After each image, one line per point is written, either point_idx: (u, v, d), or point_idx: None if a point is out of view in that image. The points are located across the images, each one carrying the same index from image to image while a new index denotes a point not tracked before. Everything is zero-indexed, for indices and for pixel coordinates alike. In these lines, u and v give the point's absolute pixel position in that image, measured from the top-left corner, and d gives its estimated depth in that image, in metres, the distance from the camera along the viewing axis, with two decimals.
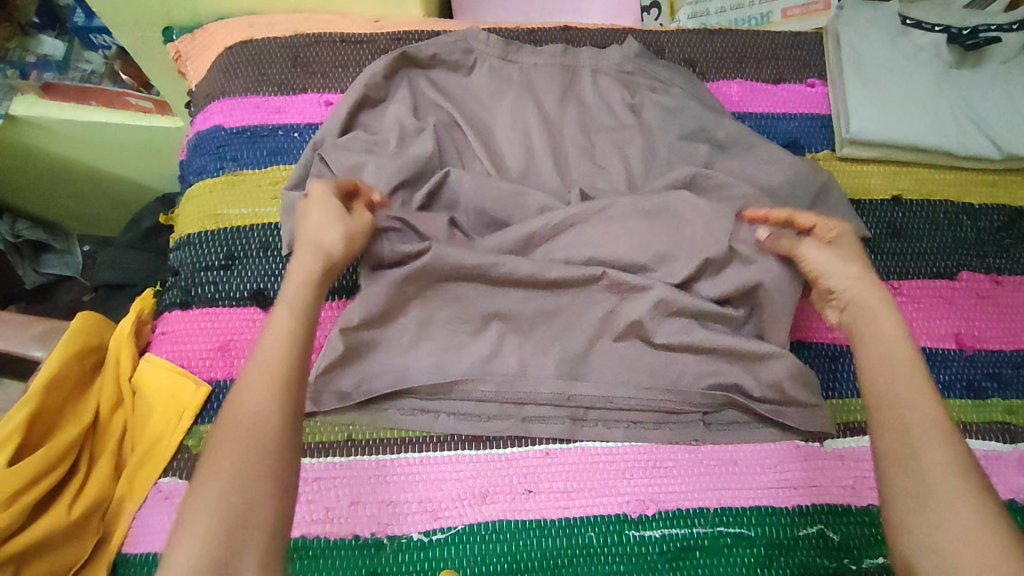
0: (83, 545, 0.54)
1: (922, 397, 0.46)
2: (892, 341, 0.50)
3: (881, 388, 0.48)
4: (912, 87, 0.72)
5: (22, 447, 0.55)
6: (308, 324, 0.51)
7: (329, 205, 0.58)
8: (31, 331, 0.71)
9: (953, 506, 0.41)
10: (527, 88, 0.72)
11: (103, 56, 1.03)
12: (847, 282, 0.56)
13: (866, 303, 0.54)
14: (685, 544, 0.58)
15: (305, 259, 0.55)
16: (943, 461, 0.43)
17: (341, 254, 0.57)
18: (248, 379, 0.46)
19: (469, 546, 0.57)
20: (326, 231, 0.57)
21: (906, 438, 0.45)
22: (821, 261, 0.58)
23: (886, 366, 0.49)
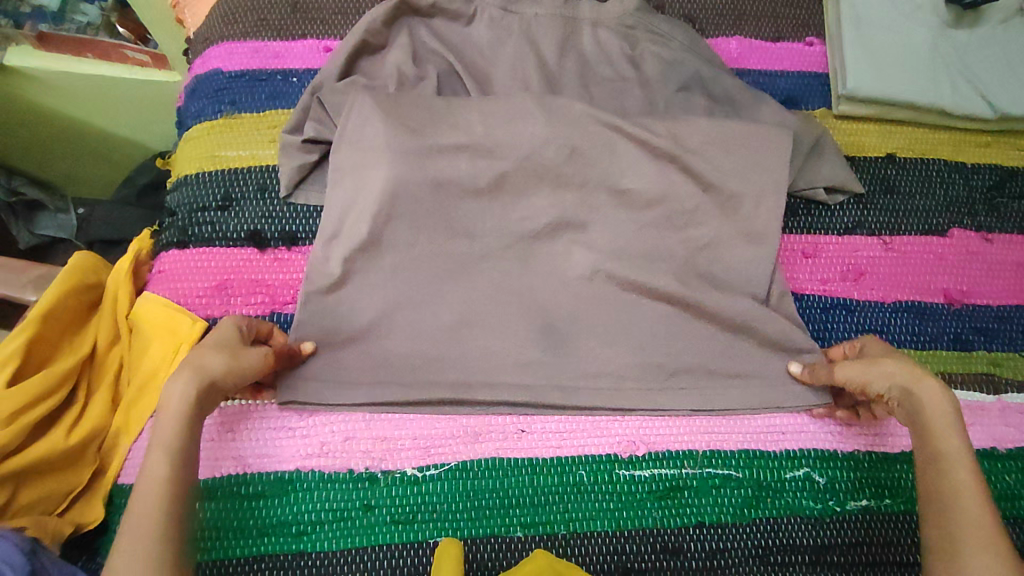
0: (80, 473, 0.55)
1: (982, 528, 0.46)
2: (951, 445, 0.50)
3: (937, 492, 0.49)
4: (909, 46, 0.73)
5: (19, 372, 0.55)
6: (188, 465, 0.47)
7: (227, 339, 0.53)
8: (28, 275, 0.72)
9: None
10: (526, 39, 0.72)
11: (98, 8, 1.02)
12: (889, 376, 0.54)
13: (933, 398, 0.53)
14: (674, 484, 0.59)
15: (184, 389, 0.49)
16: (994, 573, 0.44)
17: (222, 380, 0.51)
18: (122, 541, 0.43)
19: (462, 482, 0.58)
20: (211, 353, 0.51)
21: (956, 545, 0.46)
22: (858, 372, 0.56)
23: (952, 487, 0.49)
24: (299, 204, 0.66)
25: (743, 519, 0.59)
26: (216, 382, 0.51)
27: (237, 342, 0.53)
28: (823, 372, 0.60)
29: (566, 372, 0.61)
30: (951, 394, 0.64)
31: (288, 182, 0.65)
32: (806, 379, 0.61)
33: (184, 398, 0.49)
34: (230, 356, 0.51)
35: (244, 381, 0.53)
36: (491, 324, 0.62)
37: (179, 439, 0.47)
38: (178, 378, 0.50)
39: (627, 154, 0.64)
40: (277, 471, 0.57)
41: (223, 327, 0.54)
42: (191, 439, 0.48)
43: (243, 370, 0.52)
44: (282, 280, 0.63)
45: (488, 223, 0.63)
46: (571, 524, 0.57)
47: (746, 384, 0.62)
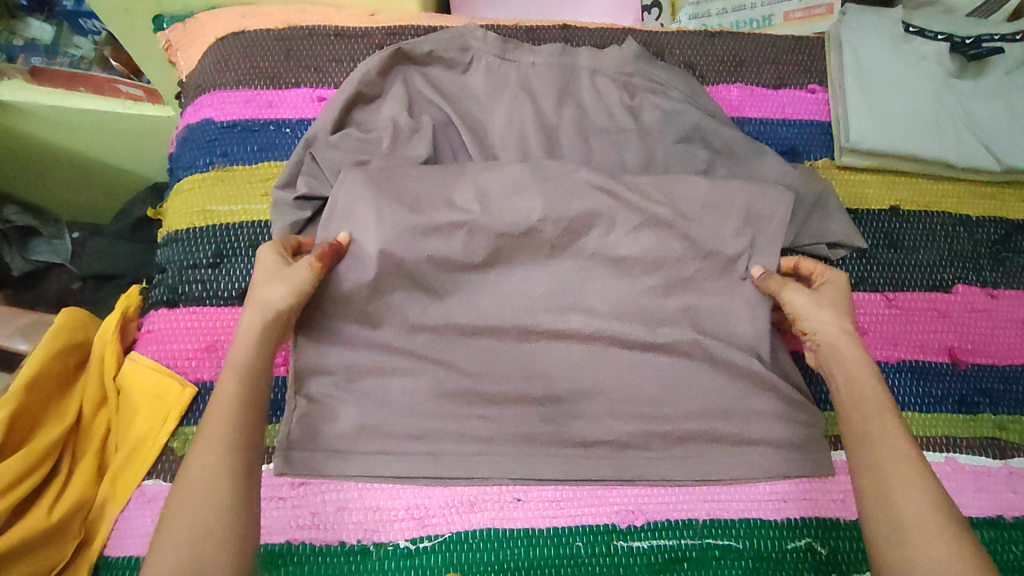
0: (66, 547, 0.53)
1: (909, 460, 0.49)
2: (868, 385, 0.53)
3: (859, 428, 0.52)
4: (914, 96, 0.71)
5: (3, 446, 0.55)
6: (257, 377, 0.52)
7: (273, 265, 0.57)
8: (16, 323, 0.70)
9: (931, 543, 0.44)
10: (523, 88, 0.70)
11: (92, 42, 0.99)
12: (822, 325, 0.58)
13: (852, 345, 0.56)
14: (673, 556, 0.58)
15: (249, 322, 0.54)
16: (921, 503, 0.46)
17: (286, 309, 0.55)
18: (198, 443, 0.47)
19: (456, 555, 0.57)
20: (267, 287, 0.55)
21: (884, 479, 0.48)
22: (803, 306, 0.59)
23: (871, 424, 0.51)
24: None
25: None
26: (277, 312, 0.55)
27: (281, 264, 0.57)
28: (772, 283, 0.61)
29: (559, 436, 0.60)
30: (956, 459, 0.62)
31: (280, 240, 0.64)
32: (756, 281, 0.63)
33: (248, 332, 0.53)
34: (280, 283, 0.55)
35: (306, 294, 0.56)
36: (487, 384, 0.61)
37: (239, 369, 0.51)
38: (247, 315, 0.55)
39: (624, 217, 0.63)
40: (266, 543, 0.56)
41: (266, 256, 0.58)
42: (262, 356, 0.53)
43: (296, 290, 0.56)
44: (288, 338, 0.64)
45: (485, 286, 0.63)
46: None
47: (748, 450, 0.61)
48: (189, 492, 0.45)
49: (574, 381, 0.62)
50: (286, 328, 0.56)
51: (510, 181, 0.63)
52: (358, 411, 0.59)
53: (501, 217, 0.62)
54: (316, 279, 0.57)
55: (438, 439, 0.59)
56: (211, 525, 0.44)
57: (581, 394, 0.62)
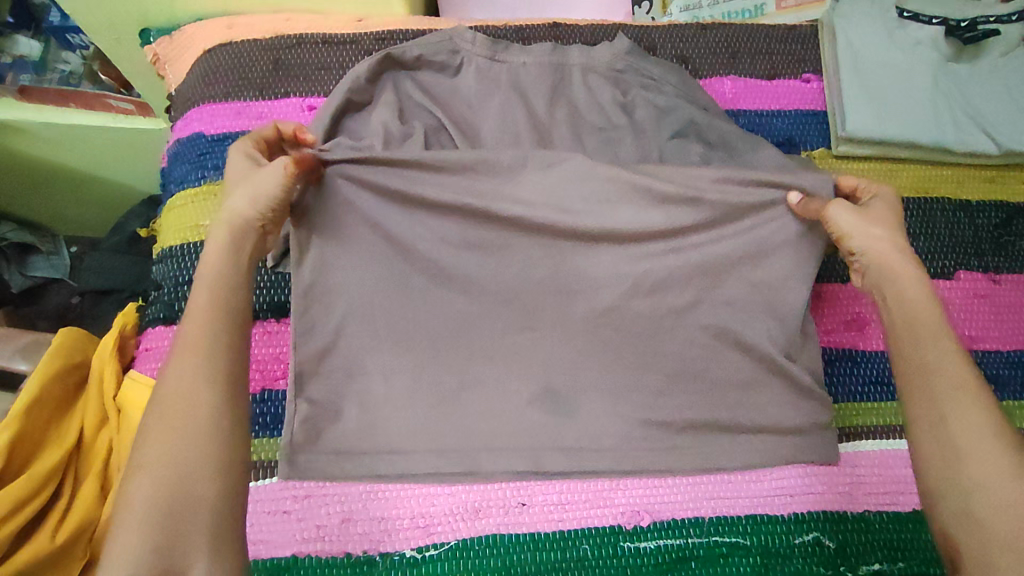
0: (71, 569, 0.53)
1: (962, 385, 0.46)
2: (915, 307, 0.50)
3: (910, 353, 0.49)
4: (910, 82, 0.71)
5: (5, 470, 0.54)
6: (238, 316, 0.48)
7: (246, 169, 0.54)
8: (16, 343, 0.70)
9: (986, 468, 0.42)
10: (515, 90, 0.70)
11: (81, 56, 0.98)
12: (867, 242, 0.54)
13: (898, 265, 0.53)
14: (681, 555, 0.58)
15: (217, 234, 0.51)
16: (972, 426, 0.44)
17: (250, 214, 0.52)
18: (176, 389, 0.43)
19: (462, 562, 0.57)
20: (236, 200, 0.52)
21: (935, 404, 0.45)
22: (846, 223, 0.55)
23: (921, 348, 0.48)
24: (282, 272, 0.65)
25: None
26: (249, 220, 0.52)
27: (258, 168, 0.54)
28: (816, 206, 0.58)
29: (564, 437, 0.59)
30: None
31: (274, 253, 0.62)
32: (796, 210, 0.59)
33: (212, 298, 0.47)
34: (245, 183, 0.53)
35: (279, 200, 0.53)
36: (489, 387, 0.60)
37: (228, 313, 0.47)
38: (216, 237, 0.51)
39: None
40: (273, 557, 0.56)
41: (237, 164, 0.55)
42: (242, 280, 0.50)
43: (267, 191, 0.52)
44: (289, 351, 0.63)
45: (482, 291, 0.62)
46: None
47: (754, 447, 0.61)
48: (165, 440, 0.41)
49: (578, 383, 0.61)
50: (260, 237, 0.53)
51: None
52: (360, 422, 0.59)
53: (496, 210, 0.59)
54: (289, 183, 0.52)
55: (440, 446, 0.59)
56: (195, 477, 0.41)
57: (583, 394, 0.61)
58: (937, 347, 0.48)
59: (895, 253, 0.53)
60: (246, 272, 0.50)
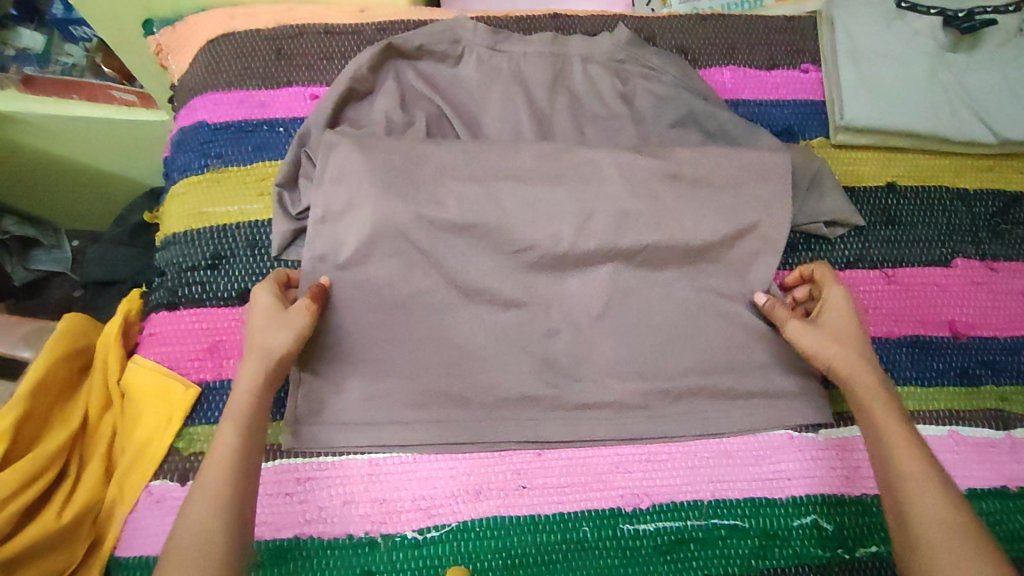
0: (76, 549, 0.54)
1: (924, 478, 0.49)
2: (876, 404, 0.54)
3: (875, 448, 0.52)
4: (907, 72, 0.71)
5: (11, 451, 0.55)
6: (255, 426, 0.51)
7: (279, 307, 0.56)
8: (19, 331, 0.71)
9: (947, 558, 0.45)
10: (515, 79, 0.70)
11: (84, 49, 0.99)
12: (833, 358, 0.57)
13: (861, 365, 0.56)
14: (679, 537, 0.58)
15: (250, 371, 0.53)
16: (937, 516, 0.47)
17: (285, 353, 0.55)
18: (197, 495, 0.47)
19: (464, 544, 0.57)
20: (273, 334, 0.54)
21: (903, 497, 0.49)
22: (812, 341, 0.58)
23: (884, 440, 0.52)
24: (290, 260, 0.65)
25: (750, 570, 0.58)
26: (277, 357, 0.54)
27: (280, 308, 0.56)
28: (780, 315, 0.60)
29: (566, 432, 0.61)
30: (959, 431, 0.63)
31: (280, 241, 0.63)
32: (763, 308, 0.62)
33: (232, 444, 0.49)
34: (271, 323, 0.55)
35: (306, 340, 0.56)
36: (490, 371, 0.61)
37: (242, 415, 0.51)
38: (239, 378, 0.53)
39: (621, 205, 0.63)
40: (275, 538, 0.56)
41: (261, 301, 0.56)
42: (262, 413, 0.52)
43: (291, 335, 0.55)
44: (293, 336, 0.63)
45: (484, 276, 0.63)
46: None
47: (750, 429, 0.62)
48: (189, 539, 0.45)
49: (577, 370, 0.63)
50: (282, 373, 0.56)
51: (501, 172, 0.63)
52: (364, 407, 0.60)
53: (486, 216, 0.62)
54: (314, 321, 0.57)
55: (443, 429, 0.60)
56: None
57: (583, 381, 0.62)
58: (898, 441, 0.51)
59: (869, 372, 0.56)
60: (266, 392, 0.53)
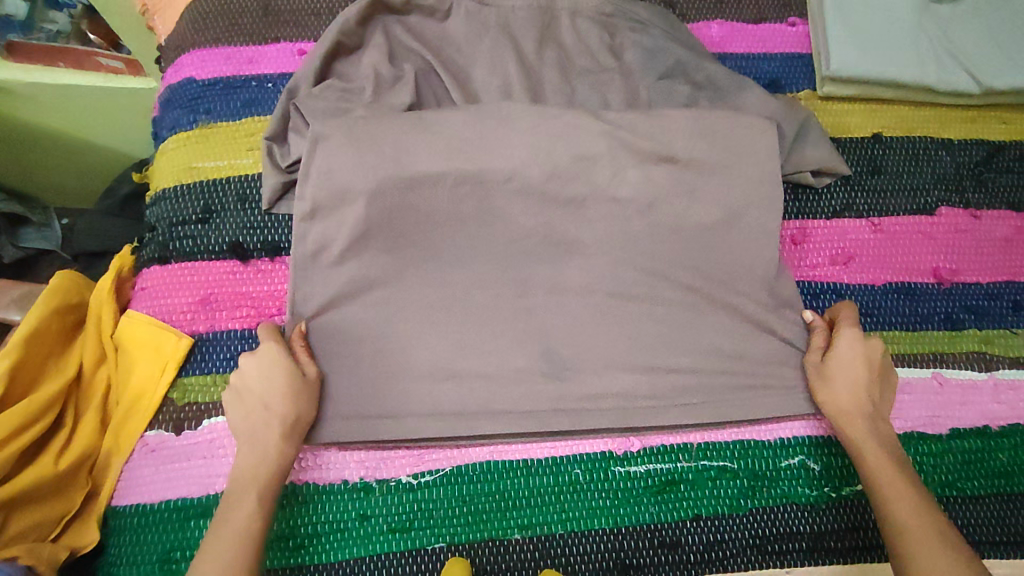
0: (74, 497, 0.56)
1: (925, 534, 0.51)
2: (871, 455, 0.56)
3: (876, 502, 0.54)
4: (891, 23, 0.72)
5: (5, 400, 0.56)
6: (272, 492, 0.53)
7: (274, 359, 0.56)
8: (10, 292, 0.70)
9: None
10: (504, 33, 0.70)
11: (68, 16, 0.99)
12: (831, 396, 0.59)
13: (854, 418, 0.58)
14: (670, 479, 0.60)
15: (271, 435, 0.54)
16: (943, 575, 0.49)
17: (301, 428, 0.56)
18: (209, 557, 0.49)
19: (458, 488, 0.58)
20: (300, 407, 0.56)
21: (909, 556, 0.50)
22: (816, 369, 0.61)
23: (880, 495, 0.54)
24: (280, 214, 0.65)
25: (740, 510, 0.59)
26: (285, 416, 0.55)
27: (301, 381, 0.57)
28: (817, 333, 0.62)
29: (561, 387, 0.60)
30: (943, 373, 0.64)
31: (270, 194, 0.64)
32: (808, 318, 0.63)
33: (251, 512, 0.51)
34: (267, 380, 0.56)
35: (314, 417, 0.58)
36: (482, 321, 0.61)
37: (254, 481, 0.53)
38: (244, 444, 0.54)
39: (610, 154, 0.63)
40: None
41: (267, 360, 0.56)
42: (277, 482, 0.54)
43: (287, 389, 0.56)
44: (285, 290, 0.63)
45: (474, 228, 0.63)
46: (569, 523, 0.58)
47: (743, 375, 0.62)
48: None
49: (570, 323, 0.62)
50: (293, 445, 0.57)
51: (489, 122, 0.62)
52: (356, 357, 0.60)
53: (477, 175, 0.61)
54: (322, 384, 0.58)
55: (433, 379, 0.59)
56: None
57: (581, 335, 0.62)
58: (897, 493, 0.53)
59: (862, 421, 0.58)
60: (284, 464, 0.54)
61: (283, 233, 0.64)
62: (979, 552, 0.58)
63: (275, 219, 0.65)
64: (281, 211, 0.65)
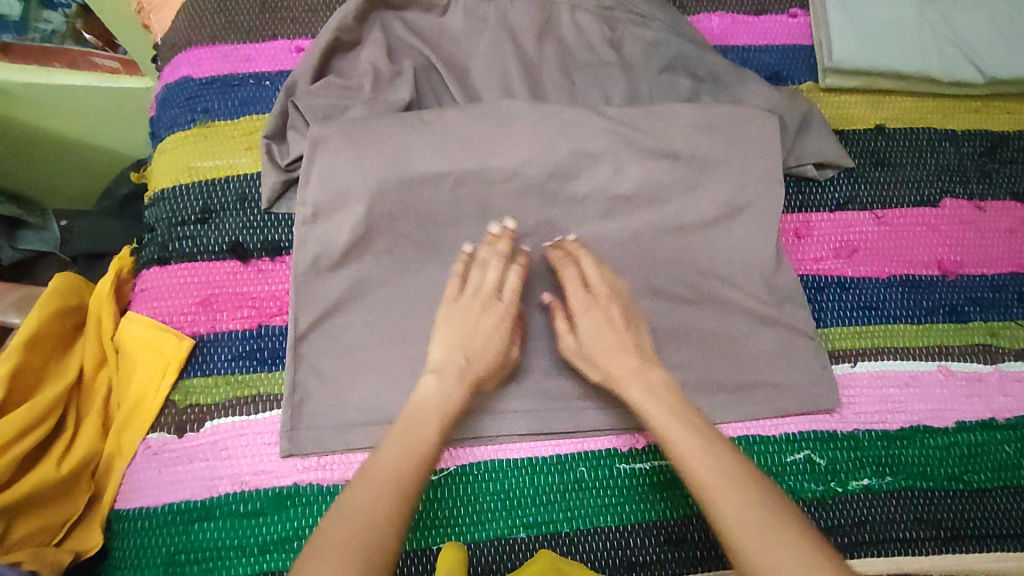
0: (78, 501, 0.56)
1: (761, 519, 0.43)
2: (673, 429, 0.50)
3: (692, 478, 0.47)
4: (893, 13, 0.71)
5: (5, 405, 0.55)
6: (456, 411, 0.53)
7: (466, 307, 0.56)
8: (6, 297, 0.70)
9: None
10: (503, 28, 0.69)
11: (63, 15, 0.97)
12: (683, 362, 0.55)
13: (646, 389, 0.53)
14: (675, 475, 0.59)
15: (491, 355, 0.55)
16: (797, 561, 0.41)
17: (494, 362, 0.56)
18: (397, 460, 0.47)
19: (462, 486, 0.58)
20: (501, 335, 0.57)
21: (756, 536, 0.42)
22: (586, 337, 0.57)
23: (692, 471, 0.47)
24: (280, 213, 0.64)
25: None
26: (472, 368, 0.54)
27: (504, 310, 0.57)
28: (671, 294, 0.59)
29: (564, 384, 0.60)
30: (949, 366, 0.64)
31: (270, 194, 0.63)
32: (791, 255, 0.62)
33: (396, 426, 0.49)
34: (485, 319, 0.56)
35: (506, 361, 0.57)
36: None
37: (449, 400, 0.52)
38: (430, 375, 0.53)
39: (612, 148, 0.62)
40: (274, 486, 0.56)
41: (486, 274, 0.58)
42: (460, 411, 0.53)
43: (493, 350, 0.55)
44: (286, 289, 0.62)
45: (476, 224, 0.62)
46: (574, 521, 0.57)
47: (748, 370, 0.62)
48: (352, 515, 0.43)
49: None
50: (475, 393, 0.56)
51: (490, 118, 0.62)
52: (360, 356, 0.59)
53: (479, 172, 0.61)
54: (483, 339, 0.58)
55: None
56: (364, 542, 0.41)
57: None
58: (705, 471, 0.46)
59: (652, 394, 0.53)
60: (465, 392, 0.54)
61: (283, 232, 0.64)
62: (986, 545, 0.58)
63: (275, 218, 0.64)
64: (281, 210, 0.65)
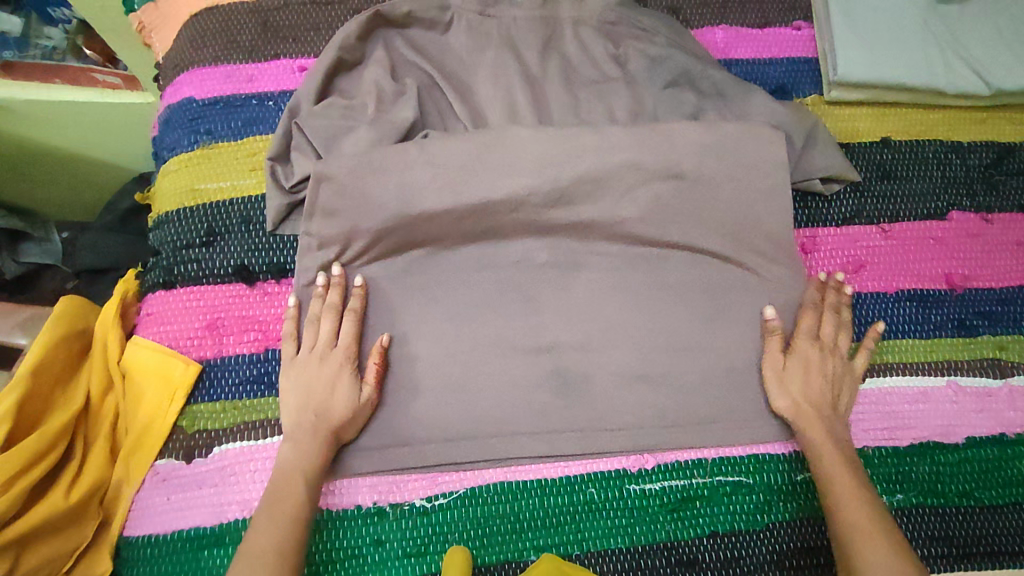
0: (85, 529, 0.55)
1: (863, 527, 0.51)
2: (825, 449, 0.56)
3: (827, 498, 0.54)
4: (899, 25, 0.71)
5: (12, 435, 0.55)
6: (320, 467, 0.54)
7: (307, 361, 0.58)
8: (12, 319, 0.70)
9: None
10: (506, 45, 0.69)
11: (63, 31, 0.98)
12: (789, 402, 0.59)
13: (807, 419, 0.58)
14: (685, 495, 0.59)
15: (336, 407, 0.56)
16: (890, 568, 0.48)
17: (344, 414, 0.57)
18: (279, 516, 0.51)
19: (471, 509, 0.57)
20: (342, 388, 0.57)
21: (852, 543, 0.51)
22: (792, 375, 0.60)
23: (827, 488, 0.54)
24: (286, 235, 0.64)
25: (756, 524, 0.59)
26: (324, 422, 0.56)
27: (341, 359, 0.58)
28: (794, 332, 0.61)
29: (572, 405, 0.60)
30: (957, 381, 0.64)
31: (275, 216, 0.63)
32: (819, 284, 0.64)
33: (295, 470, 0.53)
34: (330, 367, 0.57)
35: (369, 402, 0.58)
36: (493, 339, 0.61)
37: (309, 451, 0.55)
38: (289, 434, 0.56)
39: (618, 166, 0.62)
40: None
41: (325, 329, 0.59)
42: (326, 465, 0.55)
43: (342, 400, 0.56)
44: None
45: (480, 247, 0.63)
46: (584, 543, 0.57)
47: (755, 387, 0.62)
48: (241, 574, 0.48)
49: (581, 339, 0.61)
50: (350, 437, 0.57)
51: (495, 138, 0.62)
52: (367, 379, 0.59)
53: (484, 192, 0.61)
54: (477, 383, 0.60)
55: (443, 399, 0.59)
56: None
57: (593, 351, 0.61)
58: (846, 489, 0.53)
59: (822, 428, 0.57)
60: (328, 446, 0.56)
61: (288, 253, 0.64)
62: (997, 562, 0.58)
63: (281, 240, 0.64)
64: (287, 232, 0.64)
